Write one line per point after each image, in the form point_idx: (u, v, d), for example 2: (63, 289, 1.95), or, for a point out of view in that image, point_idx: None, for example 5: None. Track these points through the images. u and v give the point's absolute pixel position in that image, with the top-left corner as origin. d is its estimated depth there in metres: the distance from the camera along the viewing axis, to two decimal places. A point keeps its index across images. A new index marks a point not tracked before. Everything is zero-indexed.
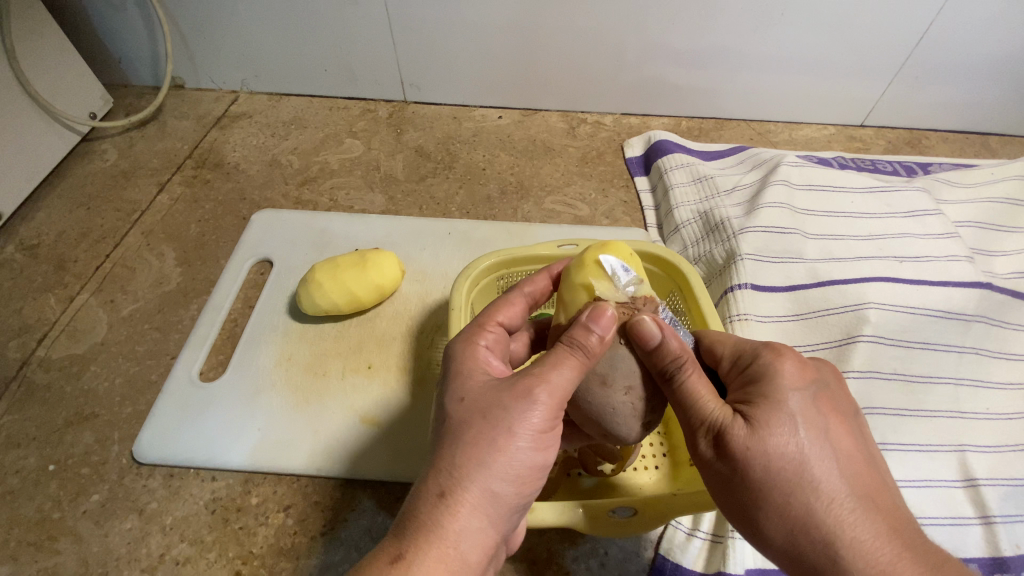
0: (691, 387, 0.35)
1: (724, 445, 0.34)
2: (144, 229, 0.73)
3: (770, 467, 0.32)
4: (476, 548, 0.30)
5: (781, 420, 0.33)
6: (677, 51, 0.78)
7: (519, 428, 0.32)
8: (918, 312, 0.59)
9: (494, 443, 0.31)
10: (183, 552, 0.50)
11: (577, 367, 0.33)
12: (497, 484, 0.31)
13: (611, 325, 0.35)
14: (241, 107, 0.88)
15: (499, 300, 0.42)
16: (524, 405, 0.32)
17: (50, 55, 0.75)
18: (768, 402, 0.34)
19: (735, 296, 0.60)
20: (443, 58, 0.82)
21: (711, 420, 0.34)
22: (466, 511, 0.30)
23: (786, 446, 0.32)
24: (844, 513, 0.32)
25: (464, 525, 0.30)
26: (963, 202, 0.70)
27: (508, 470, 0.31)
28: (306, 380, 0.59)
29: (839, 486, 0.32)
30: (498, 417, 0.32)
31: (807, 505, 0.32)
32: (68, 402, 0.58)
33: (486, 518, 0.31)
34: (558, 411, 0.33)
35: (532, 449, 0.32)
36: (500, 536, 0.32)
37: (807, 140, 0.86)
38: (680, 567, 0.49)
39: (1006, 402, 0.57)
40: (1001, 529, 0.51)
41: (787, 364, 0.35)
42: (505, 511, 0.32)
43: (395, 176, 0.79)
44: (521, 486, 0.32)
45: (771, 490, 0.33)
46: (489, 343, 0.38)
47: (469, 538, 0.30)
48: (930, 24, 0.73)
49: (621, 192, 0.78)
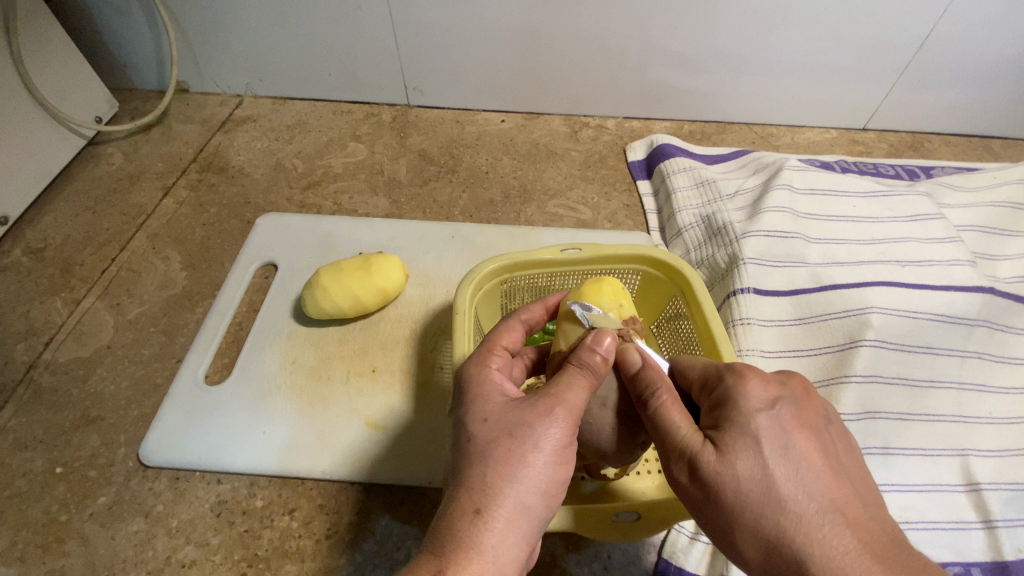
0: (665, 414, 0.36)
1: (696, 472, 0.34)
2: (149, 233, 0.73)
3: (738, 491, 0.33)
4: (511, 560, 0.30)
5: (745, 444, 0.33)
6: (678, 55, 0.79)
7: (544, 444, 0.32)
8: (920, 317, 0.59)
9: (522, 458, 0.32)
10: (189, 555, 0.50)
11: (588, 387, 0.35)
12: (527, 497, 0.31)
13: (613, 347, 0.36)
14: (245, 111, 0.89)
15: (498, 327, 0.43)
16: (546, 422, 0.33)
17: (57, 59, 0.75)
18: (732, 426, 0.34)
19: (738, 300, 0.60)
20: (446, 62, 0.82)
21: (685, 448, 0.35)
22: (500, 526, 0.31)
23: (750, 469, 0.32)
24: (813, 530, 0.31)
25: (499, 539, 0.30)
26: (965, 206, 0.71)
27: (537, 483, 0.32)
28: (311, 383, 0.60)
29: (806, 503, 0.32)
30: (523, 432, 0.33)
31: (777, 524, 0.32)
32: (76, 405, 0.59)
33: (518, 531, 0.31)
34: (577, 427, 0.34)
35: (558, 462, 0.33)
36: (530, 547, 0.32)
37: (809, 144, 0.86)
38: (683, 570, 0.49)
39: (1008, 406, 0.57)
40: (1003, 533, 0.51)
41: (750, 386, 0.35)
42: (534, 524, 0.32)
43: (398, 180, 0.80)
44: (549, 498, 0.32)
45: (742, 511, 0.33)
46: (499, 366, 0.38)
47: (505, 549, 0.30)
48: (933, 27, 0.73)
49: (623, 196, 0.78)
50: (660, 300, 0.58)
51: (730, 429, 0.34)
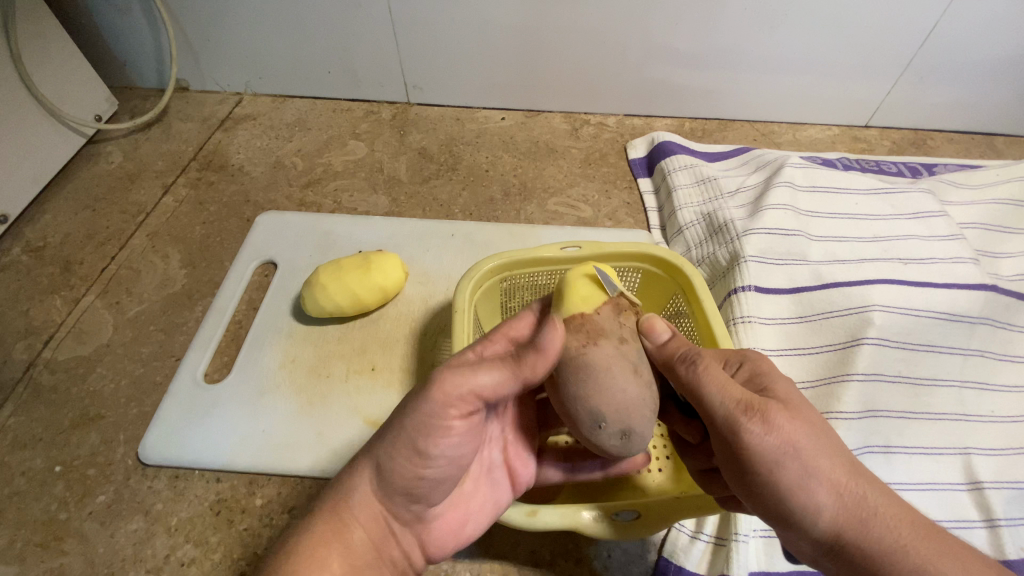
0: (716, 374, 0.36)
1: (769, 421, 0.33)
2: (149, 231, 0.73)
3: (808, 436, 0.33)
4: (362, 508, 0.36)
5: (792, 399, 0.35)
6: (679, 52, 0.78)
7: (415, 413, 0.34)
8: (922, 315, 0.59)
9: (394, 424, 0.36)
10: (188, 554, 0.50)
11: (499, 372, 0.35)
12: (381, 461, 0.36)
13: (554, 340, 0.34)
14: (244, 109, 0.89)
15: (514, 316, 0.42)
16: (423, 395, 0.34)
17: (56, 57, 0.75)
18: (776, 387, 0.36)
19: (739, 298, 0.60)
20: (445, 60, 0.82)
21: (749, 401, 0.34)
22: (359, 476, 0.37)
23: (807, 417, 0.34)
24: (861, 471, 0.34)
25: (354, 486, 0.37)
26: (968, 203, 0.70)
27: (398, 450, 0.35)
28: (310, 381, 0.60)
29: (846, 450, 0.35)
30: (409, 404, 0.35)
31: (841, 465, 0.33)
32: (75, 403, 0.59)
33: (372, 487, 0.36)
34: (457, 407, 0.34)
35: (421, 437, 0.35)
36: (388, 507, 0.37)
37: (811, 142, 0.86)
38: (683, 569, 0.49)
39: (1011, 405, 0.57)
40: (1005, 532, 0.51)
41: (766, 359, 0.39)
42: (393, 487, 0.36)
43: (398, 178, 0.79)
44: (410, 469, 0.35)
45: (814, 456, 0.33)
46: (484, 353, 0.38)
47: (357, 498, 0.36)
48: (936, 24, 0.72)
49: (624, 193, 0.77)
50: (661, 298, 0.58)
51: (774, 390, 0.36)
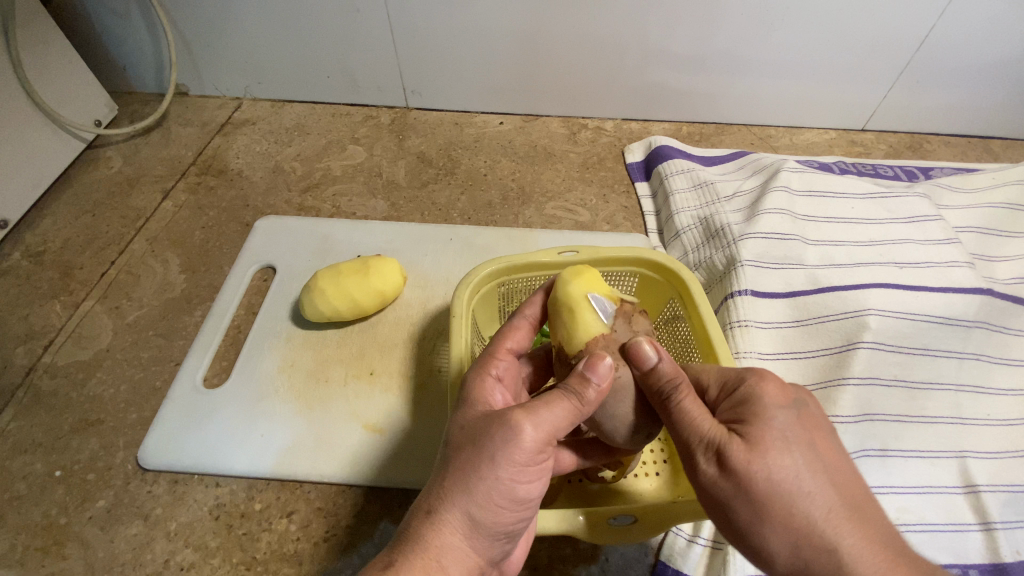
0: (687, 411, 0.36)
1: (725, 465, 0.33)
2: (149, 236, 0.74)
3: (771, 481, 0.32)
4: (458, 563, 0.32)
5: (775, 437, 0.33)
6: (677, 56, 0.79)
7: (502, 458, 0.32)
8: (917, 318, 0.59)
9: (478, 470, 0.32)
10: (187, 559, 0.51)
11: (569, 411, 0.35)
12: (477, 510, 0.32)
13: (608, 373, 0.35)
14: (244, 114, 0.89)
15: (506, 327, 0.45)
16: (511, 437, 0.33)
17: (56, 62, 0.75)
18: (757, 420, 0.34)
19: (736, 302, 0.60)
20: (444, 65, 0.82)
21: (710, 442, 0.34)
22: (447, 529, 0.32)
23: (781, 463, 0.32)
24: (841, 523, 0.31)
25: (445, 541, 0.32)
26: (963, 207, 0.70)
27: (490, 497, 0.32)
28: (309, 386, 0.60)
29: (833, 498, 0.32)
30: (496, 447, 0.33)
31: (809, 515, 0.32)
32: (74, 408, 0.59)
33: (464, 537, 0.32)
34: (545, 446, 0.34)
35: (513, 480, 0.33)
36: (484, 556, 0.33)
37: (808, 145, 0.86)
38: (681, 572, 0.50)
39: (1006, 408, 0.57)
40: (1001, 535, 0.51)
41: (771, 384, 0.36)
42: (490, 532, 0.33)
43: (397, 181, 0.80)
44: (506, 513, 0.33)
45: (774, 503, 0.32)
46: (500, 374, 0.41)
47: (451, 553, 0.32)
48: (932, 28, 0.73)
49: (622, 197, 0.78)
50: (659, 302, 0.58)
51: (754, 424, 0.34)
